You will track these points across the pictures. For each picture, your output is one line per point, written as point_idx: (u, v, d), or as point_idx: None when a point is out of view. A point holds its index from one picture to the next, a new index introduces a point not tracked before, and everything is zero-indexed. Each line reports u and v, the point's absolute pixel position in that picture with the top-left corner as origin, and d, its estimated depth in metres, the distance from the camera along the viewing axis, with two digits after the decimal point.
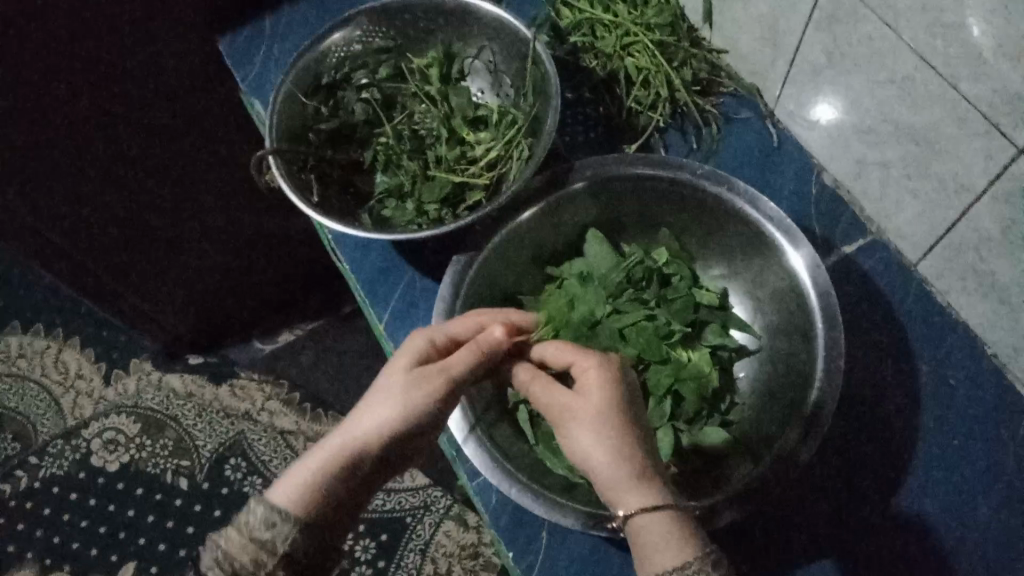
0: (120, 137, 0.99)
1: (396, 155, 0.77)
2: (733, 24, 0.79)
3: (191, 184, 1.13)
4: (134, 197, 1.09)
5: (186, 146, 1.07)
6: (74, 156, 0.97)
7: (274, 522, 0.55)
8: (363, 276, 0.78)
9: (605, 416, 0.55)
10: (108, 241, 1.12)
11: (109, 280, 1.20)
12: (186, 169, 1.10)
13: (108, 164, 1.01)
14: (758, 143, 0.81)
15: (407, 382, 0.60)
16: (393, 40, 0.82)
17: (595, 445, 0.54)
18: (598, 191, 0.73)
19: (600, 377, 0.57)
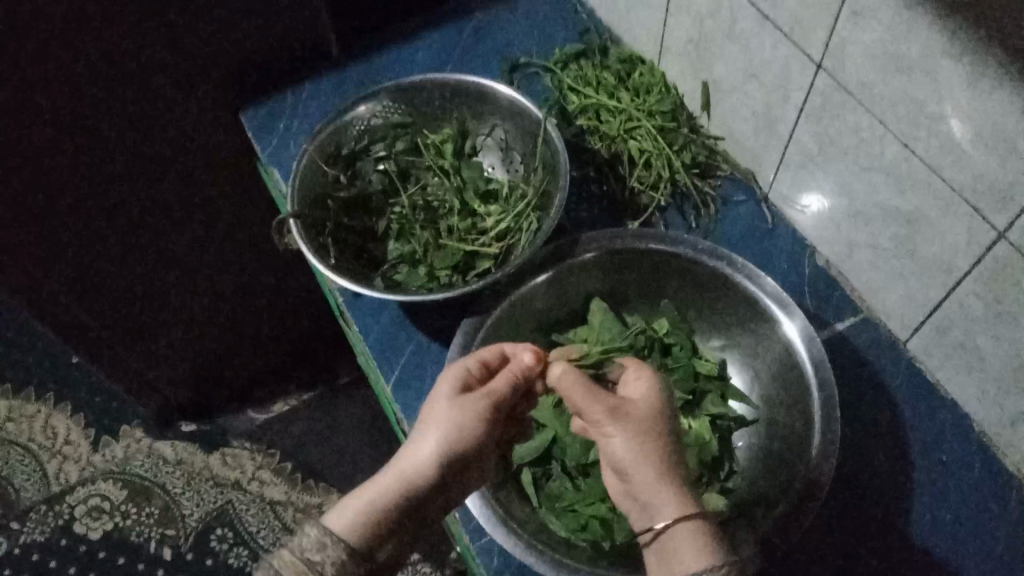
0: (130, 193, 1.03)
1: (410, 224, 0.81)
2: (729, 113, 0.85)
3: (199, 249, 1.17)
4: (141, 255, 1.12)
5: (199, 211, 1.11)
6: (84, 210, 1.00)
7: (341, 562, 0.58)
8: (371, 337, 0.80)
9: (639, 439, 0.58)
10: (113, 298, 1.14)
11: (109, 338, 1.21)
12: (197, 231, 1.14)
13: (117, 220, 1.05)
14: (753, 223, 0.86)
15: (459, 413, 0.65)
16: (410, 117, 0.87)
17: (632, 460, 0.58)
18: (605, 263, 0.77)
19: (642, 400, 0.61)
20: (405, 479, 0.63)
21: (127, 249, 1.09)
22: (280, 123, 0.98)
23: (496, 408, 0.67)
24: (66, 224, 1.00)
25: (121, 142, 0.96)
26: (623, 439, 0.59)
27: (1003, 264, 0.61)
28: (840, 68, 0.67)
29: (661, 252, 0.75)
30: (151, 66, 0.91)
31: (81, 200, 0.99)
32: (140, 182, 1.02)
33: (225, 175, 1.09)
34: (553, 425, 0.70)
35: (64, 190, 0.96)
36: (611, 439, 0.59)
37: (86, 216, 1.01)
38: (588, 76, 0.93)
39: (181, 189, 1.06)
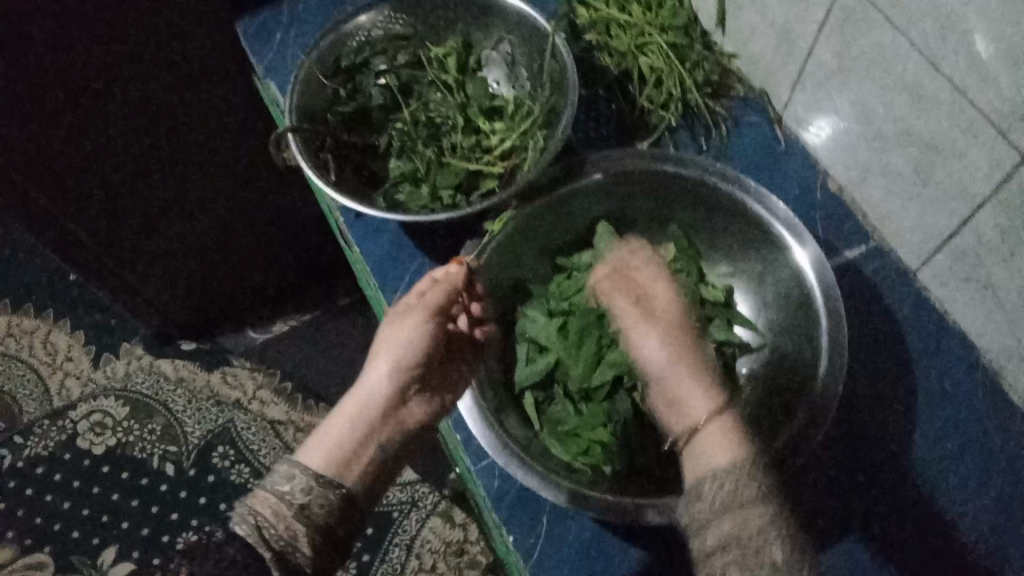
0: (123, 113, 0.99)
1: (412, 141, 0.79)
2: (745, 29, 0.81)
3: (195, 168, 1.14)
4: (135, 176, 1.09)
5: (192, 129, 1.08)
6: (73, 129, 0.97)
7: (311, 488, 0.58)
8: (371, 257, 0.79)
9: (671, 333, 0.61)
10: (108, 217, 1.12)
11: (105, 256, 1.19)
12: (191, 149, 1.11)
13: (108, 141, 1.01)
14: (765, 146, 0.82)
15: (399, 330, 0.67)
16: (413, 29, 0.82)
17: (661, 355, 0.60)
18: (613, 185, 0.75)
19: (669, 306, 0.64)
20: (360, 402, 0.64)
21: (120, 168, 1.06)
22: (277, 32, 0.93)
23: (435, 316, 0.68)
24: (55, 145, 0.97)
25: (111, 58, 0.92)
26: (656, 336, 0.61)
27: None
28: None
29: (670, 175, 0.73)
30: None
31: (70, 121, 0.95)
32: (130, 101, 0.98)
33: (219, 92, 1.06)
34: (555, 348, 0.70)
35: (51, 108, 0.92)
36: (645, 334, 0.61)
37: (78, 135, 0.98)
38: None
39: (176, 105, 1.03)
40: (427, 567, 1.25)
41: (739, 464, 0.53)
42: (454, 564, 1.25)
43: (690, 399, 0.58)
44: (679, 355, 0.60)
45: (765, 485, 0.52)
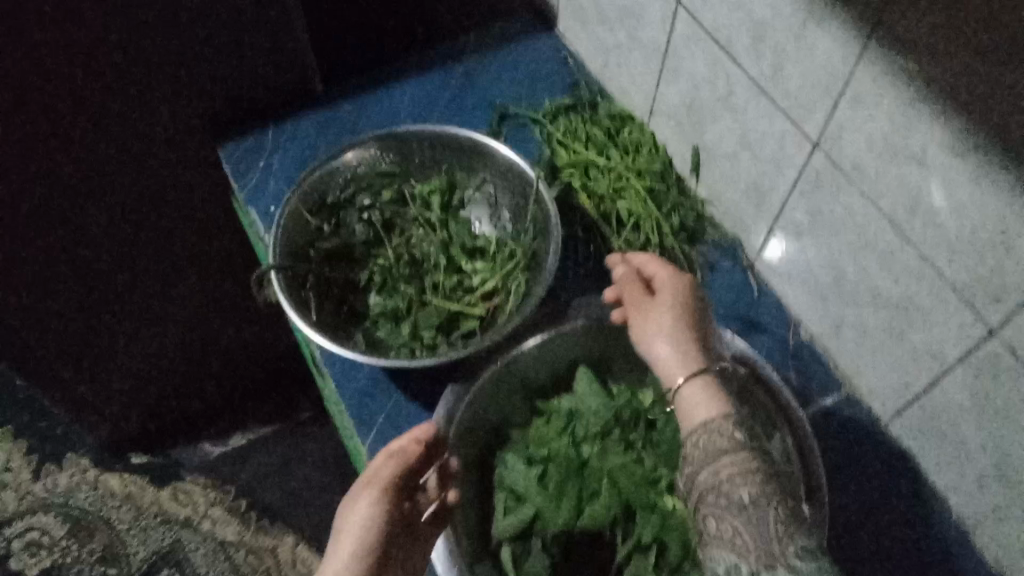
0: (88, 225, 0.98)
1: (394, 277, 0.80)
2: (721, 180, 0.84)
3: (160, 280, 1.12)
4: (94, 286, 1.07)
5: (161, 242, 1.07)
6: (31, 236, 0.95)
7: None
8: (347, 397, 0.77)
9: (674, 320, 0.66)
10: (68, 325, 1.10)
11: (59, 363, 1.16)
12: (158, 261, 1.09)
13: (67, 250, 0.99)
14: (739, 292, 0.85)
15: (359, 503, 0.64)
16: (399, 167, 0.84)
17: (665, 340, 0.65)
18: (596, 331, 0.76)
19: (671, 287, 0.68)
20: None
21: (80, 280, 1.05)
22: (260, 161, 0.93)
23: (395, 485, 0.65)
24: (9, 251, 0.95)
25: (81, 174, 0.91)
26: (657, 327, 0.66)
27: (991, 358, 0.62)
28: (836, 148, 0.67)
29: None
30: (121, 97, 0.86)
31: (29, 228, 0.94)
32: (94, 214, 0.97)
33: (192, 210, 1.05)
34: (535, 500, 0.68)
35: (11, 216, 0.91)
36: (653, 318, 0.67)
37: (35, 243, 0.96)
38: (578, 130, 0.92)
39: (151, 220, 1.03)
40: None
41: (722, 422, 0.59)
42: None
43: (681, 371, 0.63)
44: (682, 330, 0.66)
45: (738, 439, 0.57)
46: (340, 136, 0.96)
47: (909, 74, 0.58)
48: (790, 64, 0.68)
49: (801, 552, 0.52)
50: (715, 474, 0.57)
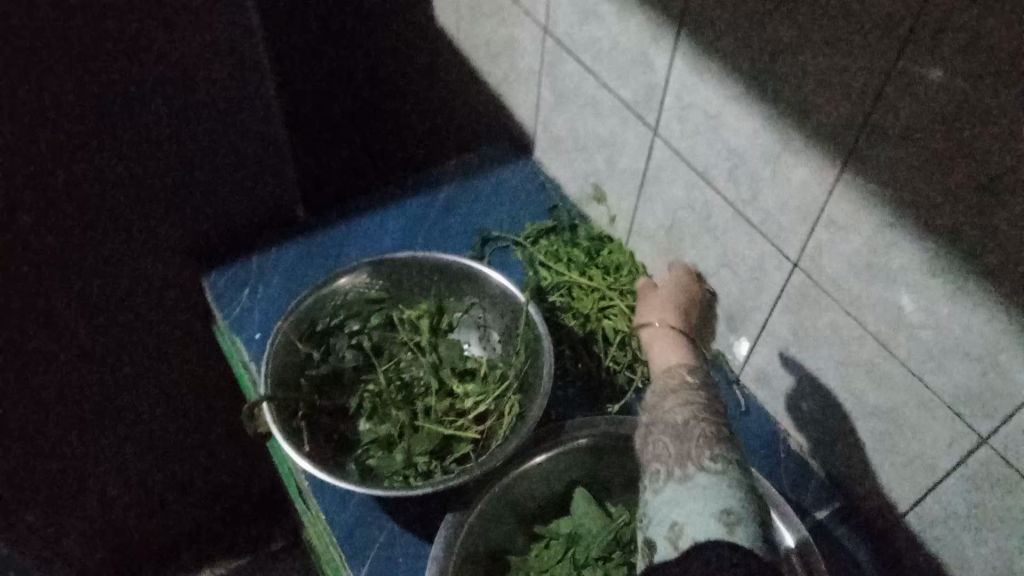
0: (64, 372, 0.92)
1: (384, 403, 0.79)
2: (703, 297, 0.87)
3: (134, 419, 1.06)
4: (67, 436, 0.99)
5: (138, 378, 1.02)
6: (3, 392, 0.88)
7: None
8: (339, 529, 0.75)
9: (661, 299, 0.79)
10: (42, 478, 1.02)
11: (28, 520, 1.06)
12: (134, 400, 1.04)
13: (37, 404, 0.92)
14: (727, 406, 0.86)
15: None
16: (388, 292, 0.84)
17: (651, 309, 0.78)
18: (595, 450, 0.75)
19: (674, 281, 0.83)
20: None
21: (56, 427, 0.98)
22: (245, 288, 0.93)
23: None
24: None
25: (59, 314, 0.87)
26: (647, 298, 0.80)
27: (985, 469, 0.63)
28: (817, 268, 0.71)
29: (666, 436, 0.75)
30: (114, 235, 0.85)
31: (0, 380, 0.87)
32: (69, 361, 0.91)
33: (170, 343, 1.01)
34: None
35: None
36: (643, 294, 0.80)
37: (5, 401, 0.89)
38: (559, 251, 0.94)
39: (134, 356, 0.99)
40: None
41: (698, 372, 0.68)
42: None
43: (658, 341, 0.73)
44: (668, 311, 0.76)
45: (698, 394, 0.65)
46: (325, 264, 0.96)
47: (886, 202, 0.62)
48: (766, 190, 0.72)
49: (716, 457, 0.60)
50: (660, 401, 0.66)
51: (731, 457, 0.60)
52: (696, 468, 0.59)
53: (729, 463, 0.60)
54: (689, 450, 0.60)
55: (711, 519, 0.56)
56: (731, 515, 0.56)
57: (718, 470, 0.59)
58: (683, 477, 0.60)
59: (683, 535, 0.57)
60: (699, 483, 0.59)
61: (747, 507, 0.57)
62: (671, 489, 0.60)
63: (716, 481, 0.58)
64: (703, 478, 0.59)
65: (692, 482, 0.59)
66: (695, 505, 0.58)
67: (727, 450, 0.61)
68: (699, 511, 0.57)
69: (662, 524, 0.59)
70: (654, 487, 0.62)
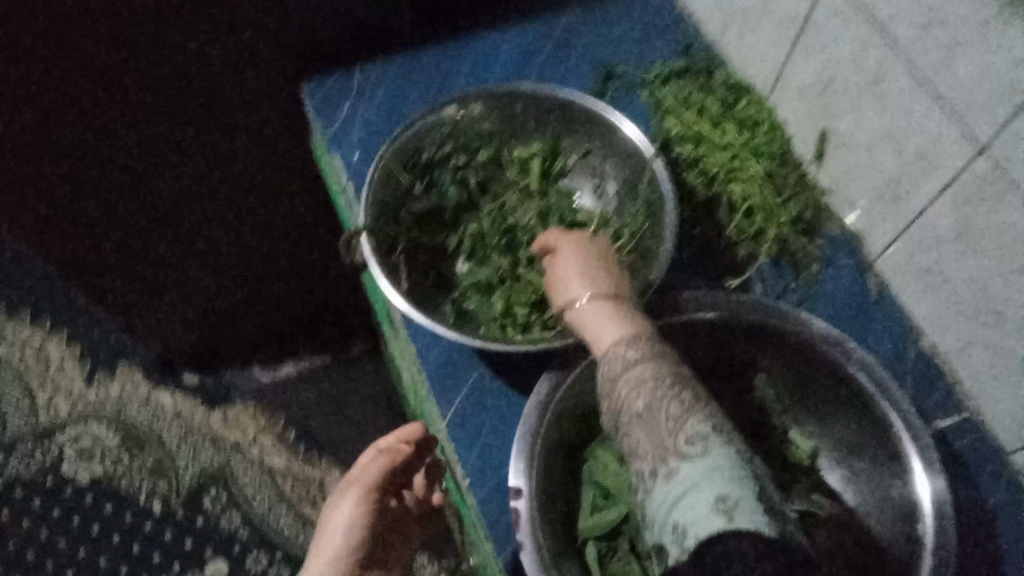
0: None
1: (486, 246, 0.75)
2: (850, 169, 0.77)
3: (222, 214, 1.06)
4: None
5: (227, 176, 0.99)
6: None
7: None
8: (427, 368, 0.74)
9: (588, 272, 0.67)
10: None
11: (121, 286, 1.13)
12: None
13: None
14: (855, 293, 0.78)
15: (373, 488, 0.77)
16: (499, 127, 0.77)
17: (581, 287, 0.66)
18: (708, 328, 0.70)
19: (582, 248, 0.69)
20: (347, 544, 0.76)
21: None
22: (346, 100, 0.87)
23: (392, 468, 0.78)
24: None
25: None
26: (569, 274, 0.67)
27: None
28: (1008, 157, 0.60)
29: (794, 327, 0.68)
30: None
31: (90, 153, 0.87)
32: None
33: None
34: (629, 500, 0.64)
35: None
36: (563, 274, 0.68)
37: None
38: (690, 98, 0.84)
39: None
40: None
41: (638, 340, 0.61)
42: None
43: (597, 323, 0.64)
44: (593, 278, 0.66)
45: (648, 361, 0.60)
46: (434, 87, 0.88)
47: None
48: (964, 60, 0.61)
49: (692, 437, 0.55)
50: (617, 391, 0.60)
51: (715, 425, 0.56)
52: (677, 460, 0.55)
53: (708, 438, 0.55)
54: (664, 442, 0.56)
55: (708, 516, 0.50)
56: (727, 501, 0.51)
57: (698, 453, 0.55)
58: (669, 472, 0.55)
59: (687, 532, 0.52)
60: (683, 476, 0.54)
61: (744, 483, 0.52)
62: (663, 492, 0.55)
63: (704, 468, 0.53)
64: (687, 469, 0.55)
65: (678, 478, 0.55)
66: (691, 500, 0.53)
67: (702, 421, 0.56)
68: (695, 508, 0.52)
69: (666, 528, 0.54)
70: (644, 488, 0.57)
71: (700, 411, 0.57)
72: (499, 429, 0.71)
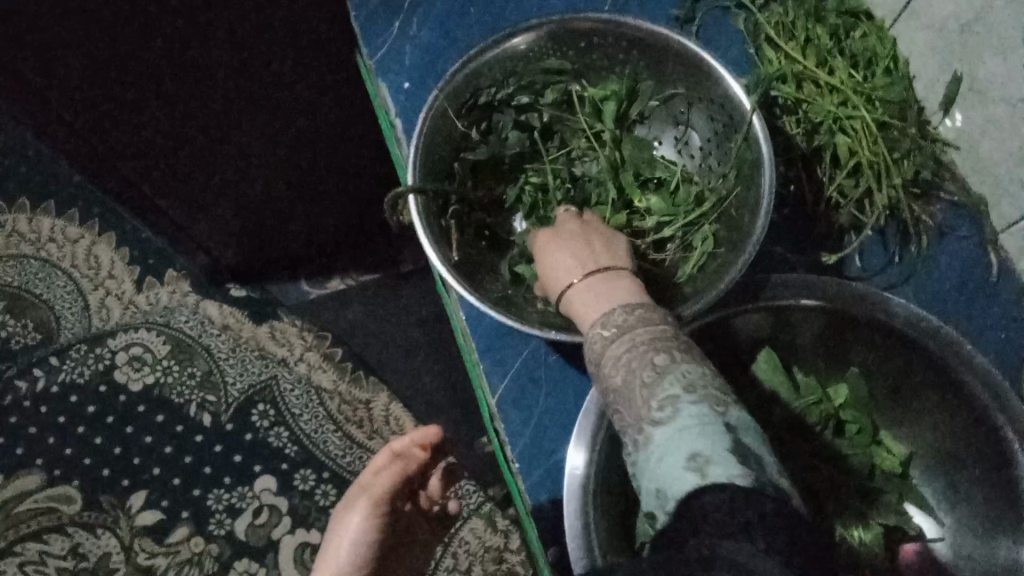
0: (195, 46, 0.87)
1: (546, 204, 0.65)
2: (982, 124, 0.65)
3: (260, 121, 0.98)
4: (196, 124, 0.96)
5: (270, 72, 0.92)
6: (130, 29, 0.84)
7: None
8: (481, 341, 0.68)
9: (573, 254, 0.58)
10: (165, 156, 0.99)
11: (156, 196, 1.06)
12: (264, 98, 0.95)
13: (164, 78, 0.89)
14: (969, 272, 0.68)
15: (382, 507, 0.78)
16: (571, 63, 0.66)
17: (566, 269, 0.58)
18: (798, 316, 0.62)
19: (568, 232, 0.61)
20: (353, 554, 0.78)
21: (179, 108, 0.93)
22: (394, 21, 0.75)
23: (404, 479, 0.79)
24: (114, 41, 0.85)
25: None
26: (554, 261, 0.59)
27: None
28: None
29: (898, 320, 0.59)
30: None
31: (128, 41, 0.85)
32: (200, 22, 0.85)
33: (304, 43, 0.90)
34: None
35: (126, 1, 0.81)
36: (548, 262, 0.59)
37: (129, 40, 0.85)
38: (796, 27, 0.70)
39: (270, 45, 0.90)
40: (461, 568, 1.20)
41: (618, 311, 0.52)
42: (490, 570, 1.21)
43: (586, 304, 0.55)
44: (568, 255, 0.59)
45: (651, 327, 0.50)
46: (495, 5, 0.76)
47: None
48: None
49: (663, 402, 0.47)
50: (601, 384, 0.52)
51: (690, 383, 0.47)
52: (649, 426, 0.47)
53: (679, 400, 0.47)
54: (636, 407, 0.48)
55: (681, 479, 0.44)
56: (698, 457, 0.44)
57: (668, 418, 0.47)
58: (645, 436, 0.48)
59: (665, 497, 0.45)
60: (657, 443, 0.47)
61: (712, 433, 0.45)
62: (641, 455, 0.48)
63: (676, 432, 0.46)
64: (659, 435, 0.47)
65: (650, 444, 0.47)
66: (661, 465, 0.46)
67: (675, 380, 0.47)
68: (666, 472, 0.45)
69: (649, 497, 0.47)
70: (632, 463, 0.49)
71: (672, 368, 0.48)
72: (557, 410, 0.67)
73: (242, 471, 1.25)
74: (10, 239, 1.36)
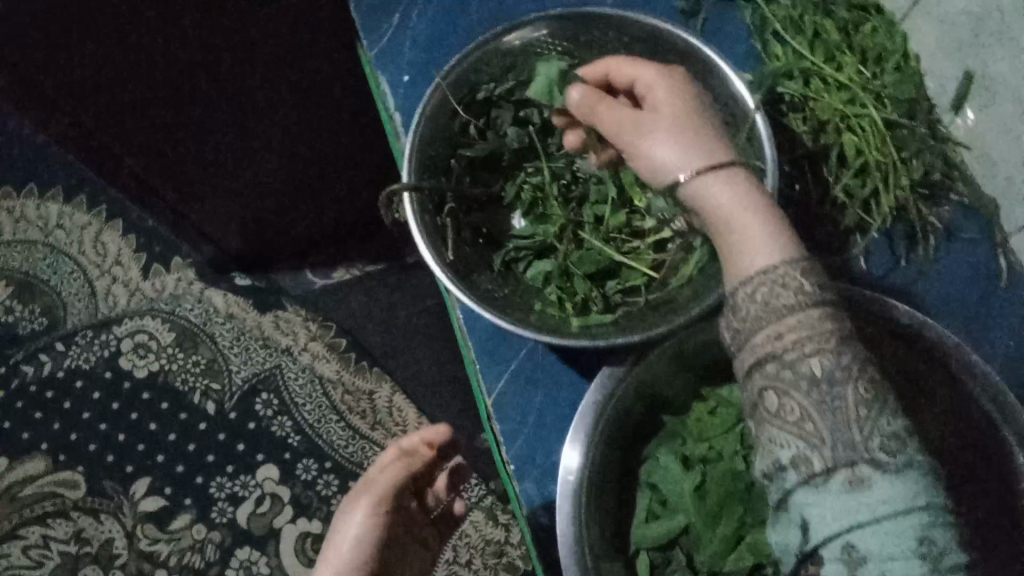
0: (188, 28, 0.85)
1: (546, 200, 0.65)
2: (1000, 122, 0.63)
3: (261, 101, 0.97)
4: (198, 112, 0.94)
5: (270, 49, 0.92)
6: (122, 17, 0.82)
7: None
8: (476, 339, 0.67)
9: (690, 138, 0.54)
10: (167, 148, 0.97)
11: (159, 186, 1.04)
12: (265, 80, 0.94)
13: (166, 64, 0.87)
14: (979, 277, 0.66)
15: (385, 505, 0.76)
16: (573, 58, 0.65)
17: (684, 157, 0.54)
18: None
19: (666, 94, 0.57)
20: (353, 554, 0.76)
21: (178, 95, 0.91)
22: (396, 11, 0.74)
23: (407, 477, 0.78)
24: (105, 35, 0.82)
25: None
26: (666, 146, 0.54)
27: None
28: None
29: (892, 327, 0.59)
30: None
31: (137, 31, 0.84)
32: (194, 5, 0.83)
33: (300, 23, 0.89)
34: (690, 514, 0.57)
35: None
36: (658, 143, 0.55)
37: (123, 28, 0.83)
38: (804, 22, 0.68)
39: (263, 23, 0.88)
40: (461, 561, 1.19)
41: (803, 262, 0.50)
42: (490, 564, 1.20)
43: (738, 228, 0.51)
44: (706, 154, 0.54)
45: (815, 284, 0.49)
46: None
47: None
48: None
49: (884, 442, 0.46)
50: (776, 339, 0.48)
51: (898, 421, 0.47)
52: (872, 472, 0.45)
53: (900, 442, 0.46)
54: (851, 436, 0.46)
55: (909, 556, 0.44)
56: (931, 542, 0.44)
57: (897, 468, 0.45)
58: (855, 479, 0.45)
59: (867, 563, 0.44)
60: (881, 496, 0.45)
61: (939, 516, 0.45)
62: (840, 497, 0.45)
63: (901, 484, 0.45)
64: (883, 484, 0.45)
65: (869, 491, 0.45)
66: (887, 529, 0.44)
67: (890, 416, 0.47)
68: (893, 541, 0.44)
69: (831, 544, 0.45)
70: (808, 481, 0.46)
71: (885, 405, 0.47)
72: (550, 411, 0.66)
73: (245, 459, 1.24)
74: (18, 225, 1.35)
